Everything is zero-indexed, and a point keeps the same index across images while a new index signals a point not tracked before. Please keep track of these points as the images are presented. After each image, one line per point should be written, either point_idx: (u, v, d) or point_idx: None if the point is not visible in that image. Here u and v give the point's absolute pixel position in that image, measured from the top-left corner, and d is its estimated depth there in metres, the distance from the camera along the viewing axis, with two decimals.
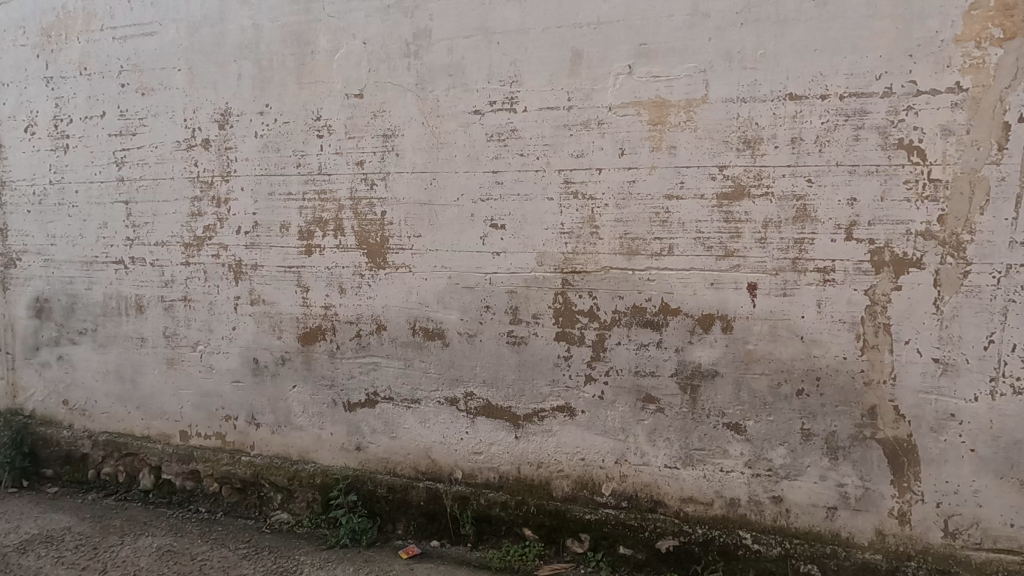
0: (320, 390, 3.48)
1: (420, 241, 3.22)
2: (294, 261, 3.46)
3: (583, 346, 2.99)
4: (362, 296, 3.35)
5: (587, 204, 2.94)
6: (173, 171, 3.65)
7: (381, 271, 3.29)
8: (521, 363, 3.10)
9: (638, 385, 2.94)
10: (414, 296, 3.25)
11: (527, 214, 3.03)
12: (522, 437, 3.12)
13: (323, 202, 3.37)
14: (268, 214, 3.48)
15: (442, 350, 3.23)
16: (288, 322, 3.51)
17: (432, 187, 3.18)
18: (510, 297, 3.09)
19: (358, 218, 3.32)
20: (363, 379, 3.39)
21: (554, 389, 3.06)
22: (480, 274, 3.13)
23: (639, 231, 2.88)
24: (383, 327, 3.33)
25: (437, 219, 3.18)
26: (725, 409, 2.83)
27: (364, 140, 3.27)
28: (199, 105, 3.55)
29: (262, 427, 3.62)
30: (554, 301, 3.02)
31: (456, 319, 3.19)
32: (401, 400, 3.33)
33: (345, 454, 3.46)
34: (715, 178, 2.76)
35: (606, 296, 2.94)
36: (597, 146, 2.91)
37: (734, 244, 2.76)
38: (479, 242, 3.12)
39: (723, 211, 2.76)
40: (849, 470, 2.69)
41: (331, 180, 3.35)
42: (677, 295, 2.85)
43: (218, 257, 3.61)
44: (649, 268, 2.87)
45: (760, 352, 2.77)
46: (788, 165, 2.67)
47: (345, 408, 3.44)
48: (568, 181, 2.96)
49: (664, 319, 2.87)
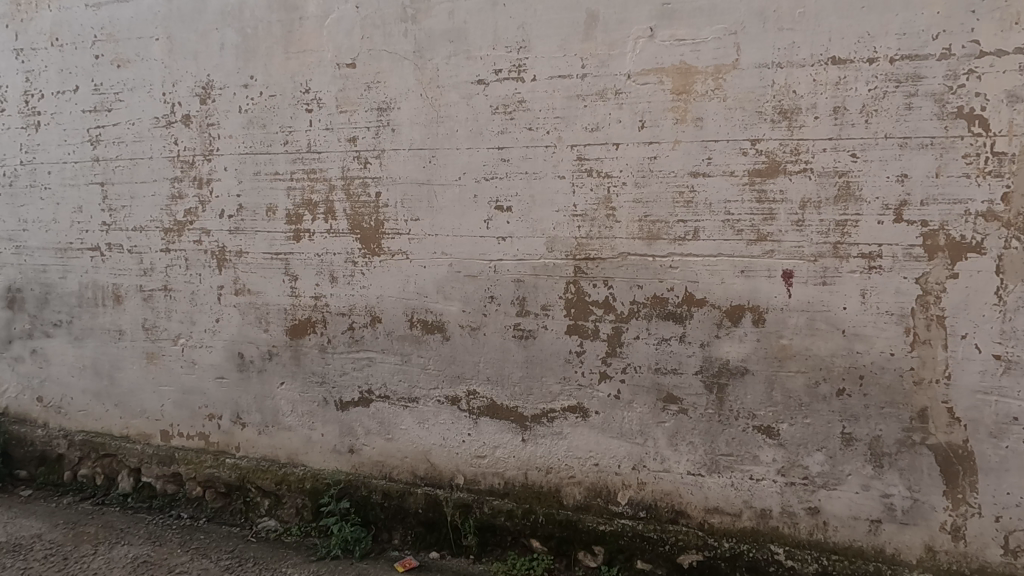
0: (310, 387, 3.21)
1: (418, 225, 2.94)
2: (281, 247, 3.18)
3: (598, 340, 2.71)
4: (356, 285, 3.07)
5: (603, 182, 2.66)
6: (152, 149, 3.36)
7: (376, 258, 3.01)
8: (529, 359, 2.82)
9: (658, 384, 2.66)
10: (412, 285, 2.97)
11: (535, 195, 2.75)
12: (530, 440, 2.85)
13: (312, 182, 3.09)
14: (254, 196, 3.21)
15: (442, 345, 2.95)
16: (276, 314, 3.23)
17: (431, 166, 2.90)
18: (516, 286, 2.81)
19: (350, 201, 3.04)
20: (356, 376, 3.12)
21: (565, 387, 2.78)
22: (484, 261, 2.85)
23: (661, 213, 2.59)
24: (378, 319, 3.05)
25: (436, 201, 2.90)
26: (755, 411, 2.55)
27: (357, 115, 2.99)
28: (179, 78, 3.27)
29: (248, 427, 3.35)
30: (565, 291, 2.74)
31: (458, 311, 2.91)
32: (397, 399, 3.06)
33: (337, 457, 3.19)
34: (746, 154, 2.48)
35: (623, 285, 2.66)
36: (615, 119, 2.62)
37: (767, 227, 2.48)
38: (483, 226, 2.84)
39: (756, 191, 2.48)
40: (895, 480, 2.41)
41: (321, 158, 3.07)
42: (702, 284, 2.57)
43: (200, 243, 3.33)
44: (671, 254, 2.59)
45: (795, 347, 2.49)
46: (829, 138, 2.38)
47: (337, 407, 3.17)
48: (580, 157, 2.68)
49: (687, 310, 2.59)
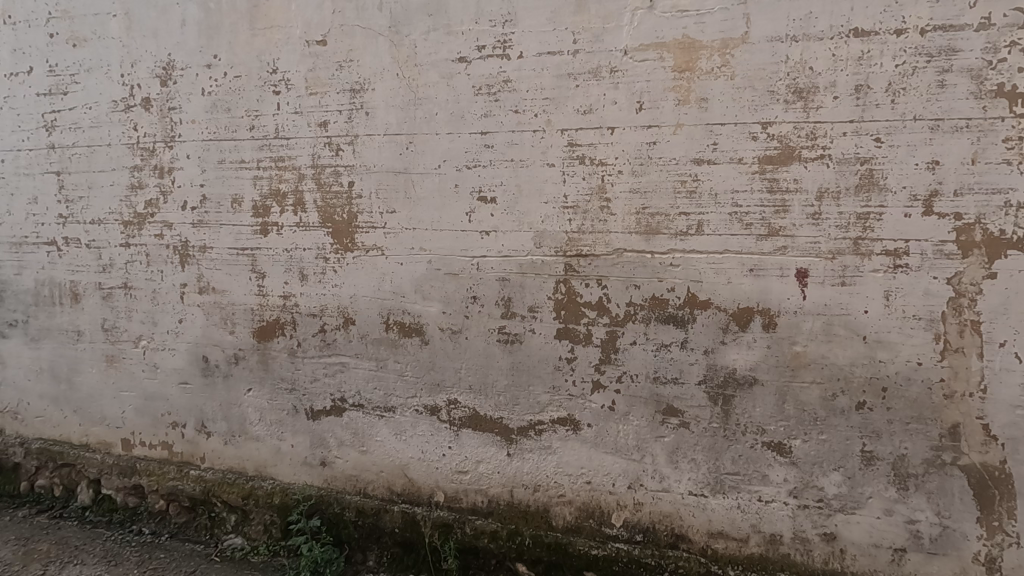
0: (279, 395, 2.95)
1: (394, 218, 2.68)
2: (247, 242, 2.93)
3: (590, 346, 2.45)
4: (328, 283, 2.81)
5: (597, 170, 2.39)
6: (110, 135, 3.10)
7: (350, 254, 2.76)
8: (515, 366, 2.56)
9: (657, 394, 2.40)
10: (388, 284, 2.71)
11: (522, 185, 2.49)
12: (516, 455, 2.59)
13: (280, 171, 2.83)
14: (218, 187, 2.95)
15: (420, 349, 2.69)
16: (242, 315, 2.98)
17: (408, 153, 2.64)
18: (501, 285, 2.55)
19: (321, 191, 2.78)
20: (329, 382, 2.86)
21: (554, 397, 2.52)
22: (466, 258, 2.59)
23: (661, 205, 2.33)
24: (351, 320, 2.79)
25: (414, 191, 2.64)
26: (765, 425, 2.29)
27: (328, 97, 2.73)
28: (138, 58, 3.01)
29: (214, 437, 3.10)
30: (555, 291, 2.48)
31: (437, 312, 2.65)
32: (372, 408, 2.80)
33: (309, 470, 2.94)
34: (756, 139, 2.21)
35: (618, 285, 2.40)
36: (610, 100, 2.36)
37: (779, 221, 2.21)
38: (465, 219, 2.58)
39: (767, 179, 2.21)
40: (922, 504, 2.15)
41: (290, 145, 2.81)
42: (706, 284, 2.31)
43: (162, 237, 3.07)
44: (672, 250, 2.33)
45: (810, 355, 2.23)
46: (850, 120, 2.12)
47: (308, 416, 2.92)
48: (572, 143, 2.41)
49: (690, 313, 2.33)
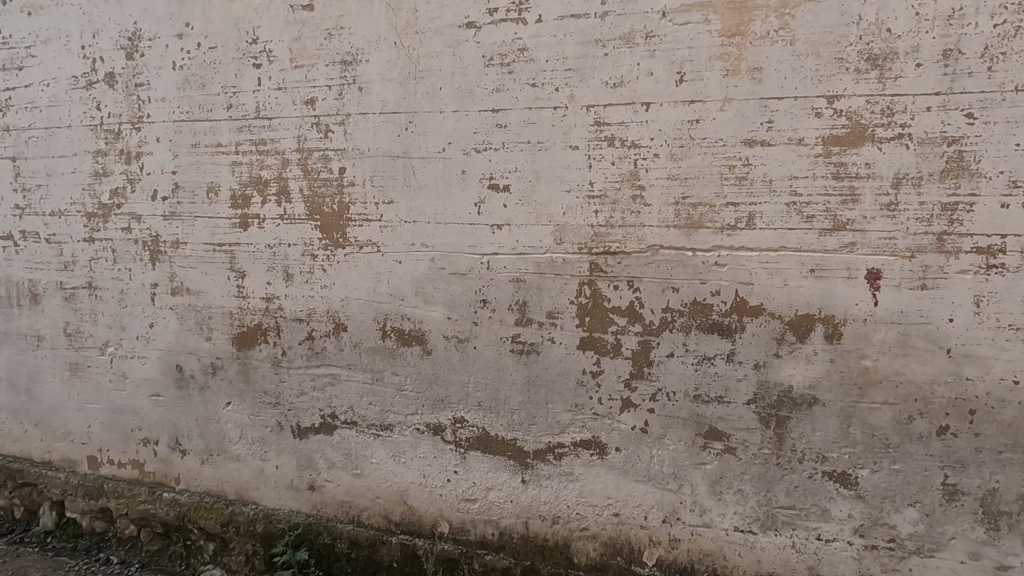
0: (262, 409, 2.61)
1: (392, 209, 2.33)
2: (225, 236, 2.58)
3: (619, 358, 2.12)
4: (316, 284, 2.47)
5: (628, 154, 2.05)
6: (71, 116, 2.74)
7: (341, 251, 2.42)
8: (531, 381, 2.22)
9: (698, 415, 2.06)
10: (384, 285, 2.37)
11: (540, 171, 2.15)
12: (532, 482, 2.26)
13: (262, 156, 2.49)
14: (192, 174, 2.60)
15: (422, 360, 2.35)
16: (220, 319, 2.63)
17: (408, 135, 2.29)
18: (515, 287, 2.21)
19: (307, 179, 2.44)
20: (317, 396, 2.52)
21: (577, 417, 2.18)
22: (475, 256, 2.24)
23: (704, 194, 1.99)
24: (343, 326, 2.45)
25: (415, 178, 2.30)
26: (826, 452, 1.96)
27: (316, 70, 2.38)
28: (101, 27, 2.65)
29: (190, 456, 2.76)
30: (578, 294, 2.14)
31: (442, 318, 2.31)
32: (367, 426, 2.46)
33: (295, 494, 2.60)
34: (820, 116, 1.87)
35: (652, 287, 2.06)
36: (645, 70, 2.01)
37: (846, 213, 1.88)
38: (474, 211, 2.23)
39: (832, 163, 1.87)
40: (1016, 548, 1.83)
41: (272, 126, 2.46)
42: (758, 287, 1.97)
43: (129, 231, 2.72)
44: (717, 248, 1.99)
45: (881, 371, 1.89)
46: (936, 92, 1.77)
47: (294, 434, 2.58)
48: (599, 122, 2.07)
49: (738, 321, 2.00)
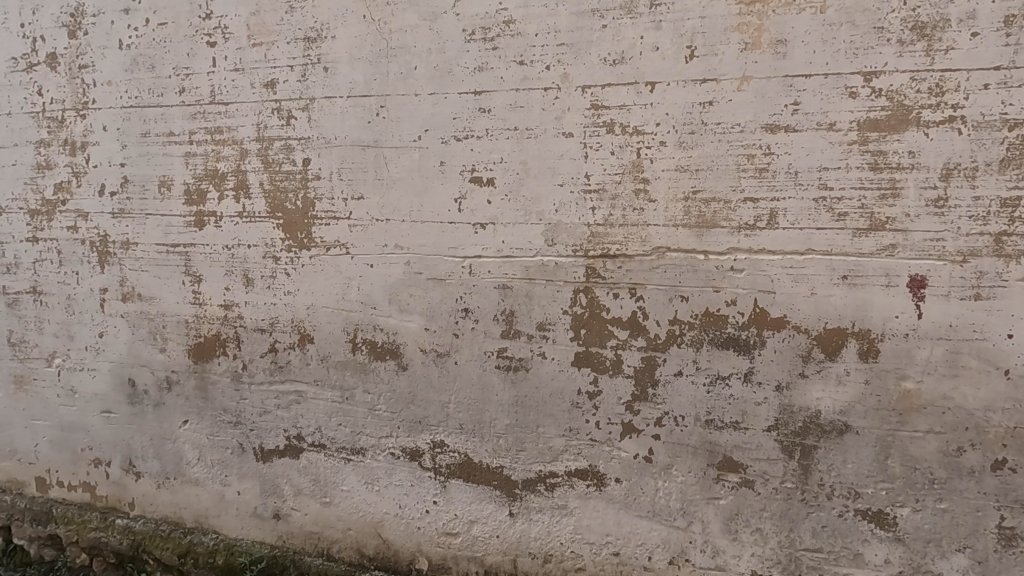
0: (222, 429, 2.35)
1: (362, 206, 2.06)
2: (179, 236, 2.31)
3: (620, 377, 1.85)
4: (279, 290, 2.20)
5: (630, 141, 1.77)
6: (9, 102, 2.46)
7: (306, 253, 2.14)
8: (520, 401, 1.95)
9: (710, 443, 1.79)
10: (355, 291, 2.10)
11: (529, 162, 1.87)
12: (522, 515, 1.99)
13: (218, 146, 2.21)
14: (142, 166, 2.32)
15: (397, 376, 2.08)
16: (175, 328, 2.36)
17: (379, 121, 2.02)
18: (502, 295, 1.94)
19: (268, 172, 2.16)
20: (282, 416, 2.25)
21: (572, 443, 1.91)
22: (456, 259, 1.97)
23: (718, 188, 1.72)
24: (309, 337, 2.18)
25: (387, 171, 2.02)
26: (859, 488, 1.69)
27: (276, 48, 2.10)
28: (40, 3, 2.36)
29: (145, 479, 2.49)
30: (572, 303, 1.87)
31: (419, 329, 2.04)
32: (337, 449, 2.19)
33: (260, 524, 2.34)
34: (855, 96, 1.59)
35: (658, 296, 1.79)
36: (649, 44, 1.74)
37: (886, 210, 1.60)
38: (454, 207, 1.96)
39: (868, 152, 1.60)
40: None
41: (229, 112, 2.18)
42: (780, 297, 1.70)
43: (75, 231, 2.44)
44: (734, 250, 1.72)
45: (926, 395, 1.62)
46: (994, 66, 1.50)
47: (257, 456, 2.32)
48: (596, 105, 1.79)
49: (757, 335, 1.72)
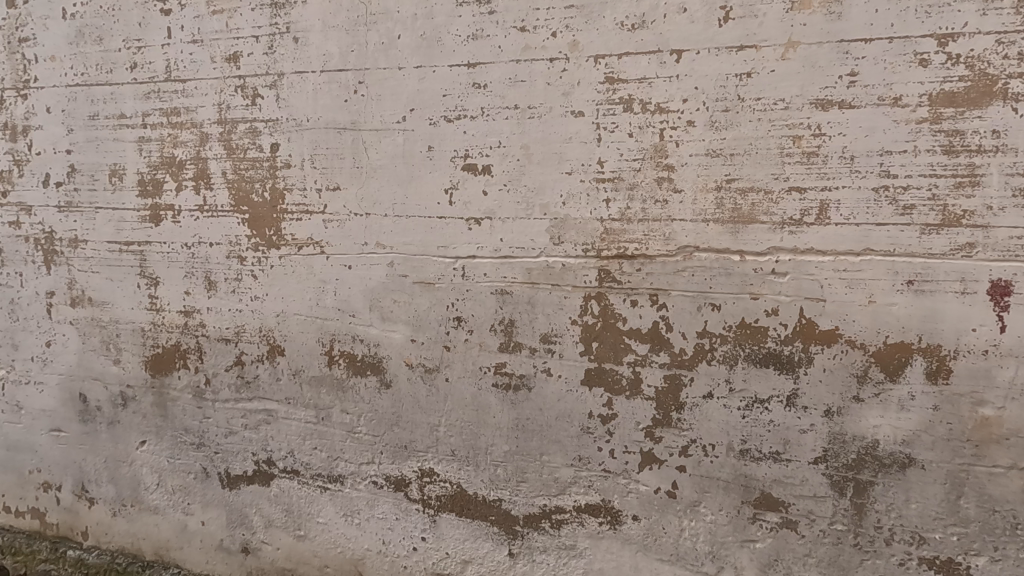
0: (184, 452, 2.07)
1: (339, 198, 1.78)
2: (133, 233, 2.02)
3: (638, 398, 1.58)
4: (246, 294, 1.92)
5: (652, 121, 1.50)
6: None
7: (275, 252, 1.87)
8: (521, 425, 1.68)
9: (745, 477, 1.53)
10: (331, 296, 1.83)
11: (532, 147, 1.60)
12: (523, 556, 1.72)
13: (176, 130, 1.93)
14: (91, 153, 2.03)
15: (379, 395, 1.81)
16: (129, 337, 2.08)
17: (357, 99, 1.74)
18: (500, 303, 1.66)
19: (232, 159, 1.88)
20: (250, 438, 1.98)
21: (582, 474, 1.64)
22: (446, 259, 1.70)
23: (756, 175, 1.44)
24: (280, 349, 1.91)
25: (367, 157, 1.75)
26: (925, 532, 1.42)
27: (240, 15, 1.82)
28: None
29: (99, 505, 2.21)
30: (582, 311, 1.60)
31: (404, 340, 1.76)
32: (312, 476, 1.92)
33: (226, 558, 2.07)
34: (926, 64, 1.32)
35: (684, 304, 1.52)
36: (676, 4, 1.46)
37: (962, 201, 1.33)
38: (444, 199, 1.68)
39: (942, 131, 1.32)
40: None
41: (186, 91, 1.90)
42: (831, 305, 1.43)
43: (17, 226, 2.14)
44: (775, 250, 1.45)
45: (1008, 424, 1.35)
46: None
47: (222, 483, 2.04)
48: (612, 77, 1.52)
49: (802, 352, 1.46)
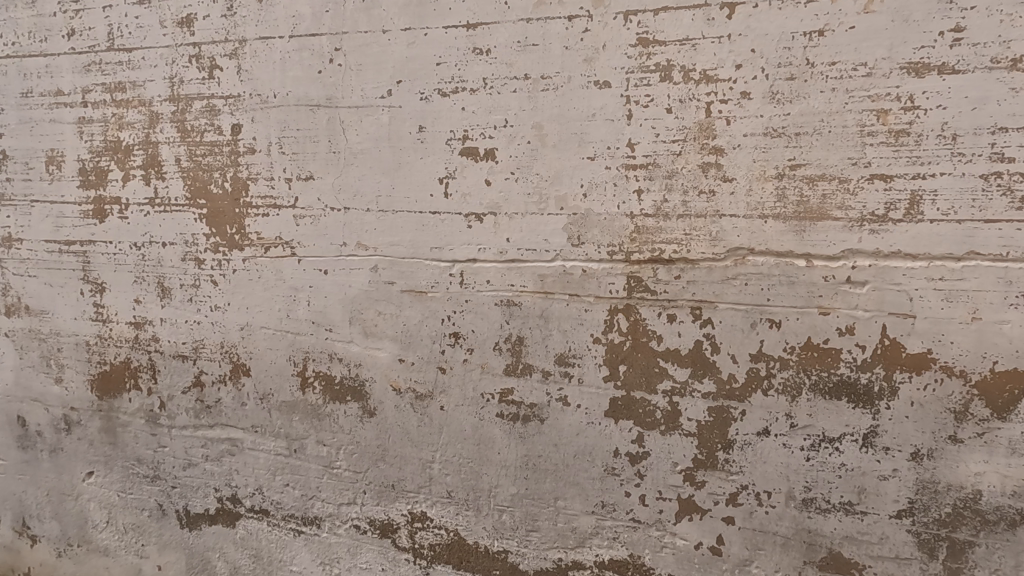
0: (136, 485, 1.78)
1: (313, 189, 1.49)
2: (73, 230, 1.72)
3: (676, 434, 1.29)
4: (205, 303, 1.63)
5: (696, 92, 1.21)
6: None
7: (238, 253, 1.57)
8: (532, 464, 1.40)
9: (808, 532, 1.24)
10: (304, 306, 1.53)
11: (545, 126, 1.30)
12: None
13: (121, 109, 1.63)
14: (24, 136, 1.73)
15: (362, 424, 1.52)
16: (72, 353, 1.78)
17: (332, 70, 1.44)
18: (507, 316, 1.37)
19: (186, 143, 1.58)
20: (211, 471, 1.69)
21: (606, 524, 1.36)
22: (441, 263, 1.40)
23: (828, 160, 1.16)
24: (245, 368, 1.61)
25: (345, 140, 1.45)
26: None
27: None
28: None
29: (42, 545, 1.91)
30: (607, 327, 1.31)
31: (391, 360, 1.47)
32: (284, 518, 1.63)
33: None
34: None
35: (734, 319, 1.23)
36: None
37: None
38: (437, 190, 1.39)
39: None
40: None
41: (133, 62, 1.60)
42: (923, 323, 1.14)
43: None
44: (851, 253, 1.16)
45: None
46: None
47: (181, 522, 1.75)
48: (645, 38, 1.22)
49: (883, 380, 1.17)
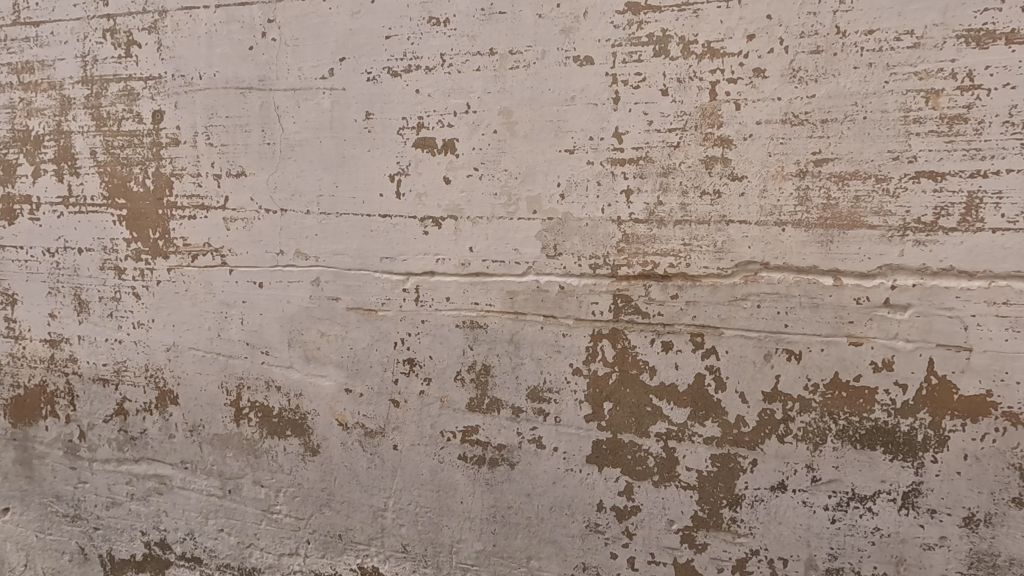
0: (55, 527, 1.55)
1: (244, 188, 1.26)
2: None
3: (672, 487, 1.06)
4: (127, 319, 1.40)
5: (698, 69, 0.98)
6: None
7: (162, 262, 1.34)
8: (501, 516, 1.17)
9: None
10: (237, 325, 1.31)
11: (515, 111, 1.07)
12: None
13: (29, 93, 1.39)
14: None
15: (304, 464, 1.30)
16: None
17: (265, 45, 1.21)
18: (470, 341, 1.15)
19: (102, 133, 1.35)
20: (137, 512, 1.46)
21: None
22: (393, 276, 1.18)
23: (863, 153, 0.93)
24: (171, 394, 1.39)
25: (281, 129, 1.22)
26: None
27: None
28: None
29: None
30: (589, 356, 1.08)
31: (336, 390, 1.25)
32: (219, 568, 1.41)
33: None
34: None
35: (744, 350, 1.01)
36: None
37: None
38: (388, 189, 1.16)
39: None
40: None
41: (41, 38, 1.37)
42: (979, 357, 0.92)
43: None
44: (889, 270, 0.93)
45: None
46: None
47: (104, 569, 1.52)
48: (635, 2, 0.99)
49: (928, 427, 0.95)
